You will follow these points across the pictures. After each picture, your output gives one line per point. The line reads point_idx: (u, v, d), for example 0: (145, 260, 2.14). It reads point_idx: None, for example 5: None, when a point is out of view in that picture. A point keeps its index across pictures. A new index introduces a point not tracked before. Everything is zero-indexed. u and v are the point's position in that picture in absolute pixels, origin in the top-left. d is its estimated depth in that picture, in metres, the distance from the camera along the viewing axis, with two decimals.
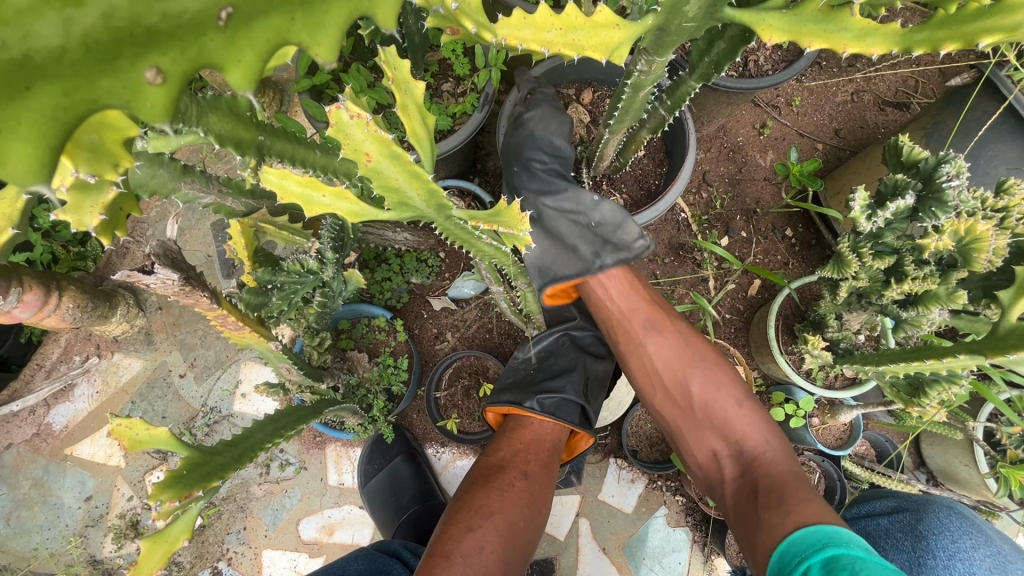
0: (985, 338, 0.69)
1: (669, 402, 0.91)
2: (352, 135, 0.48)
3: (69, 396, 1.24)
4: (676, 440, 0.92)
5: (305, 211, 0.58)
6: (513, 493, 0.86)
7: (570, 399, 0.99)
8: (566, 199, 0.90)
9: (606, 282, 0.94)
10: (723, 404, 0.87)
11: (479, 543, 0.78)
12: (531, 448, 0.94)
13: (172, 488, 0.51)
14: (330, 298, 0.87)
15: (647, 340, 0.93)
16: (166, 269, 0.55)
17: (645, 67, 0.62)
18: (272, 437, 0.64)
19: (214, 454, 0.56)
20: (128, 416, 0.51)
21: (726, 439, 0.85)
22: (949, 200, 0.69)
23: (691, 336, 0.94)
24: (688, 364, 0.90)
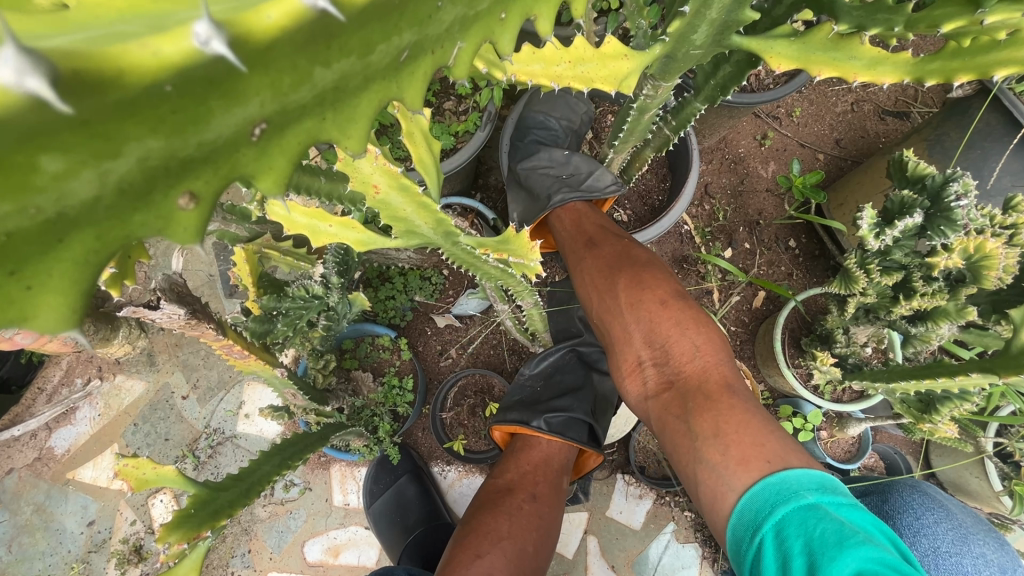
0: (997, 356, 0.68)
1: (601, 307, 0.86)
2: (361, 169, 0.48)
3: (71, 419, 1.23)
4: (609, 350, 0.86)
5: (312, 241, 0.58)
6: (520, 517, 0.86)
7: (578, 419, 0.98)
8: (541, 157, 0.99)
9: (565, 214, 0.96)
10: (647, 306, 0.80)
11: (490, 568, 0.77)
12: (541, 468, 0.93)
13: (179, 529, 0.51)
14: (335, 322, 0.87)
15: (585, 255, 0.90)
16: (172, 304, 0.54)
17: (651, 91, 0.62)
18: (279, 469, 0.64)
19: (222, 490, 0.56)
20: (135, 455, 0.51)
21: (652, 348, 0.78)
22: (958, 219, 0.69)
23: (626, 250, 0.88)
24: (620, 272, 0.85)
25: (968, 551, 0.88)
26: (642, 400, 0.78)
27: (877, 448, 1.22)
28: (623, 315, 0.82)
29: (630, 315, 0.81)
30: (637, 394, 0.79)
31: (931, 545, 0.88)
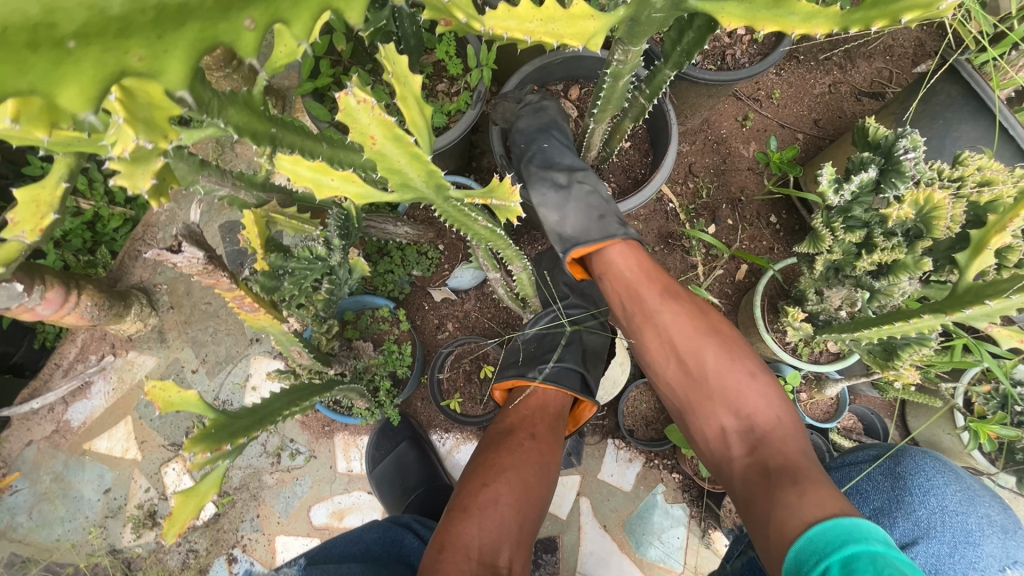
0: (946, 298, 0.74)
1: (675, 367, 0.87)
2: (359, 119, 0.53)
3: (87, 393, 1.29)
4: (684, 412, 0.87)
5: (316, 193, 0.64)
6: (522, 451, 0.92)
7: (570, 369, 1.06)
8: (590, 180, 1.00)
9: (627, 255, 0.93)
10: (735, 378, 0.83)
11: (495, 496, 0.85)
12: (539, 413, 1.00)
13: (203, 441, 0.57)
14: (336, 286, 0.93)
15: (662, 313, 0.88)
16: (192, 248, 0.60)
17: (622, 56, 0.68)
18: (290, 405, 0.70)
19: (239, 416, 0.62)
20: (162, 381, 0.58)
21: (739, 417, 0.80)
22: (906, 170, 0.76)
23: (707, 314, 0.90)
24: (704, 339, 0.86)
25: (974, 510, 0.93)
26: (725, 464, 0.80)
27: (855, 409, 1.28)
28: (708, 380, 0.84)
29: (716, 383, 0.83)
30: (721, 455, 0.81)
31: (938, 504, 0.93)
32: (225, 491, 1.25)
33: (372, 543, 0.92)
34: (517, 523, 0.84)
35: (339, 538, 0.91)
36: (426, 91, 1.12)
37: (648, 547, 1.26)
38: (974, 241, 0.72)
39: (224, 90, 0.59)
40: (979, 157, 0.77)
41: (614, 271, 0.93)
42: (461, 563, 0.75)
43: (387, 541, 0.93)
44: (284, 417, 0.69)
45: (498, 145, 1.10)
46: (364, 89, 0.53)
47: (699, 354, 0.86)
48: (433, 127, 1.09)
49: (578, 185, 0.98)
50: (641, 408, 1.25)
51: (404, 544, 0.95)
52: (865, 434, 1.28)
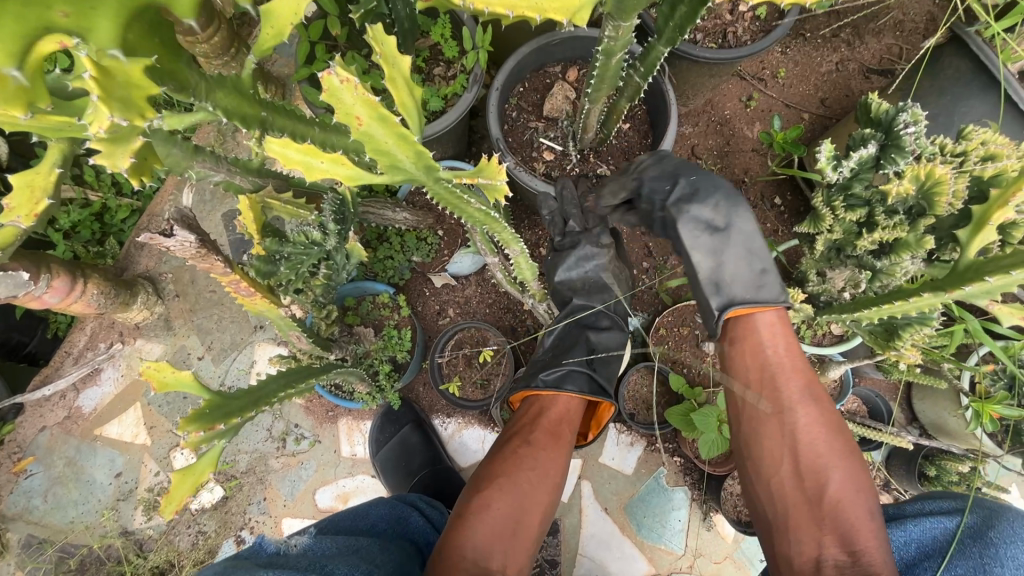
0: (947, 275, 0.73)
1: (793, 482, 0.78)
2: (344, 99, 0.53)
3: (97, 379, 1.32)
4: (775, 526, 0.79)
5: (306, 176, 0.64)
6: (517, 460, 0.93)
7: (575, 370, 1.04)
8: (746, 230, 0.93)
9: (778, 335, 0.88)
10: (852, 514, 0.74)
11: (487, 506, 0.87)
12: (538, 419, 1.00)
13: (196, 421, 0.58)
14: (335, 271, 0.94)
15: (798, 409, 0.81)
16: (184, 232, 0.61)
17: (613, 32, 0.67)
18: (286, 387, 0.71)
19: (234, 397, 0.63)
20: (156, 362, 0.59)
21: (846, 550, 0.72)
22: (906, 145, 0.74)
23: (835, 419, 0.82)
24: (836, 457, 0.78)
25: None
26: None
27: (859, 392, 1.27)
28: (828, 483, 0.76)
29: (831, 499, 0.75)
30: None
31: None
32: (233, 475, 1.28)
33: (378, 519, 0.92)
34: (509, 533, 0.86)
35: (346, 513, 0.92)
36: (422, 75, 1.11)
37: (649, 529, 1.26)
38: (975, 217, 0.70)
39: (212, 72, 0.59)
40: (983, 131, 0.75)
41: (755, 347, 0.88)
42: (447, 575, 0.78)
43: (392, 517, 0.94)
44: (279, 399, 0.70)
45: (496, 129, 1.09)
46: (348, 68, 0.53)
47: (822, 477, 0.77)
48: (430, 111, 1.09)
49: (737, 230, 0.93)
50: (642, 392, 1.25)
51: (410, 522, 0.95)
52: (870, 417, 1.25)
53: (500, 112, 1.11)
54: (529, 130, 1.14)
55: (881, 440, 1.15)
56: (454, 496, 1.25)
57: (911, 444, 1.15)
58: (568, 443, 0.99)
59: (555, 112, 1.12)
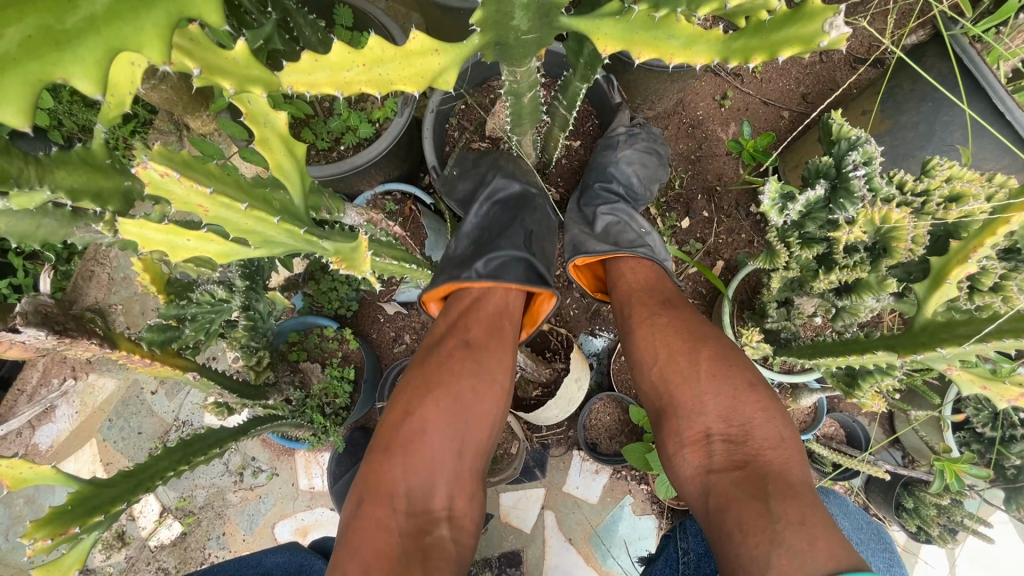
0: (902, 334, 0.65)
1: (669, 370, 0.78)
2: (173, 190, 0.47)
3: (51, 417, 1.30)
4: (664, 413, 0.77)
5: (171, 255, 0.58)
6: (452, 367, 0.80)
7: (512, 258, 0.90)
8: (627, 212, 1.01)
9: (637, 269, 0.94)
10: (734, 383, 0.73)
11: (422, 425, 0.75)
12: (469, 314, 0.86)
13: (49, 525, 0.55)
14: (257, 319, 0.89)
15: (661, 312, 0.85)
16: (33, 328, 0.56)
17: (512, 76, 0.59)
18: (177, 465, 0.68)
19: (108, 486, 0.61)
20: (10, 457, 0.55)
21: (727, 421, 0.71)
22: (855, 190, 0.66)
23: (701, 320, 0.84)
24: (698, 336, 0.80)
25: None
26: (701, 475, 0.69)
27: (835, 416, 1.19)
28: (698, 354, 0.78)
29: (708, 368, 0.75)
30: (695, 467, 0.71)
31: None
32: (190, 510, 1.26)
33: (273, 566, 0.89)
34: (453, 458, 0.75)
35: (234, 562, 0.88)
36: (353, 97, 1.03)
37: (614, 559, 1.22)
38: (934, 270, 0.62)
39: (51, 152, 0.53)
40: (949, 166, 0.66)
41: (618, 280, 0.95)
42: (386, 519, 0.68)
43: (292, 566, 0.89)
44: (167, 478, 0.67)
45: (432, 155, 1.02)
46: (172, 157, 0.47)
47: (695, 357, 0.78)
48: (361, 138, 1.01)
49: (616, 206, 1.01)
50: (604, 420, 1.19)
51: (312, 570, 0.89)
52: (846, 443, 1.20)
53: (438, 134, 1.03)
54: (471, 152, 1.07)
55: (857, 470, 1.08)
56: None
57: (888, 473, 1.07)
58: (510, 339, 0.87)
59: (497, 132, 1.04)
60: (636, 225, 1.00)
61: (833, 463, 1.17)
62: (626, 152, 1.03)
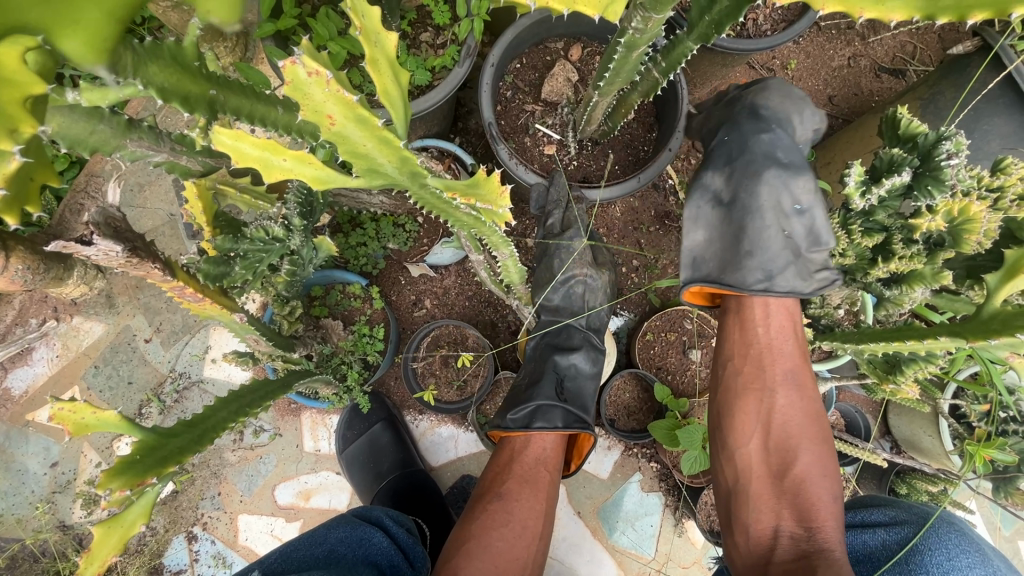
0: (968, 322, 0.68)
1: (762, 458, 0.76)
2: (312, 94, 0.42)
3: (27, 359, 1.18)
4: (735, 496, 0.77)
5: (264, 175, 0.52)
6: (488, 517, 0.84)
7: (546, 406, 0.94)
8: (773, 192, 0.78)
9: (773, 312, 0.81)
10: (816, 490, 0.73)
11: (477, 533, 0.82)
12: (510, 466, 0.91)
13: (122, 475, 0.48)
14: (299, 266, 0.82)
15: (779, 391, 0.77)
16: (108, 240, 0.49)
17: (640, 24, 0.57)
18: (237, 416, 0.61)
19: (173, 436, 0.53)
20: (72, 399, 0.48)
21: (802, 524, 0.71)
22: (946, 178, 0.68)
23: (815, 405, 0.79)
24: (807, 436, 0.76)
25: None
26: (762, 564, 0.71)
27: (840, 406, 1.25)
28: (791, 450, 0.75)
29: (801, 470, 0.74)
30: (755, 555, 0.72)
31: None
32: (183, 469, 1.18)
33: (337, 544, 0.89)
34: (509, 551, 0.81)
35: (301, 541, 0.89)
36: (408, 42, 0.98)
37: (620, 533, 1.24)
38: (1007, 262, 0.65)
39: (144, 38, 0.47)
40: (1023, 166, 0.69)
41: (746, 324, 0.82)
42: None
43: (352, 541, 0.90)
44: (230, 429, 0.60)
45: (489, 110, 0.97)
46: (318, 56, 0.41)
47: (790, 453, 0.75)
48: (415, 86, 0.96)
49: (761, 192, 0.78)
50: (624, 398, 1.19)
51: (372, 543, 0.92)
52: (846, 431, 1.26)
53: (494, 91, 0.99)
54: (524, 114, 1.03)
55: (858, 457, 1.14)
56: (430, 497, 1.18)
57: (886, 461, 1.14)
58: (550, 486, 0.90)
59: (554, 95, 1.00)
60: (784, 213, 0.79)
61: (835, 450, 1.22)
62: (772, 99, 0.84)
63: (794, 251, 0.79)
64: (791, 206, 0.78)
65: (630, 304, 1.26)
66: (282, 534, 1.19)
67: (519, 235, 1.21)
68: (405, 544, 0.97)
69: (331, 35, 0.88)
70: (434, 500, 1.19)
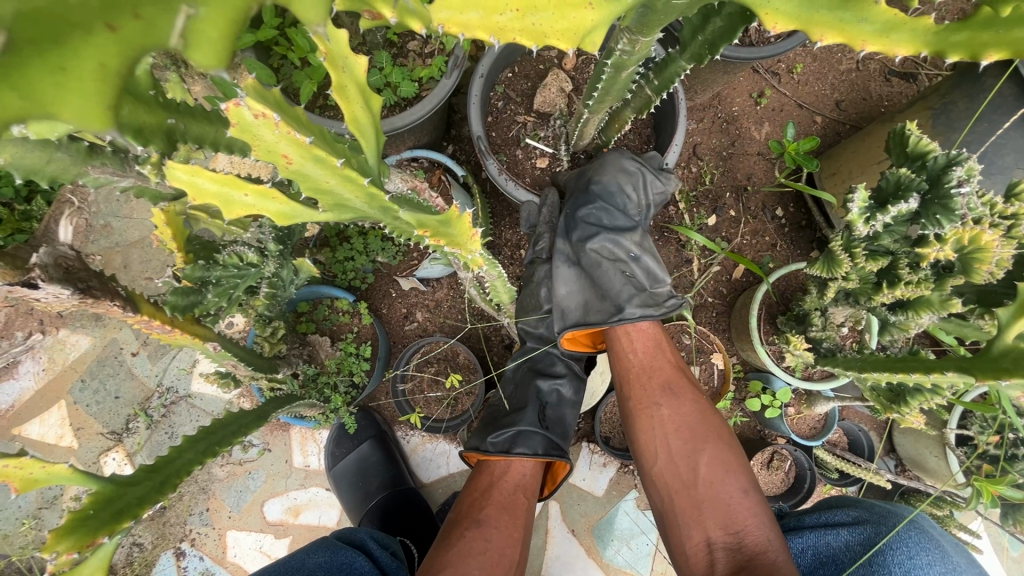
0: (976, 358, 0.64)
1: (670, 472, 0.76)
2: (262, 136, 0.39)
3: (14, 373, 1.17)
4: (665, 517, 0.75)
5: (225, 212, 0.50)
6: (464, 545, 0.79)
7: (527, 432, 0.92)
8: (605, 247, 0.86)
9: (635, 338, 0.87)
10: (728, 489, 0.72)
11: (452, 561, 0.76)
12: (490, 492, 0.87)
13: (72, 534, 0.45)
14: (279, 288, 0.79)
15: (662, 402, 0.81)
16: (55, 285, 0.47)
17: (627, 46, 0.53)
18: (203, 457, 0.58)
19: (131, 485, 0.50)
20: (18, 455, 0.46)
21: (729, 530, 0.69)
22: (956, 207, 0.64)
23: (704, 408, 0.81)
24: (704, 439, 0.77)
25: None
26: None
27: (843, 424, 1.21)
28: (689, 455, 0.76)
29: (707, 472, 0.73)
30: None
31: None
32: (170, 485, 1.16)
33: (315, 569, 0.86)
34: None
35: (278, 566, 0.87)
36: (394, 51, 0.95)
37: (615, 552, 1.22)
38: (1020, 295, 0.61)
39: None
40: None
41: (619, 355, 0.87)
42: None
43: (332, 566, 0.87)
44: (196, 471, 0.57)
45: (478, 123, 0.93)
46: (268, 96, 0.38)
47: (693, 461, 0.75)
48: (401, 98, 0.93)
49: (593, 252, 0.87)
50: (619, 415, 1.16)
51: (354, 568, 0.89)
52: (849, 450, 1.22)
53: (484, 103, 0.95)
54: (515, 126, 0.99)
55: (860, 478, 1.10)
56: (419, 515, 1.16)
57: (890, 483, 1.10)
58: (529, 513, 0.87)
59: (547, 106, 0.96)
60: (620, 261, 0.86)
61: (838, 470, 1.18)
62: (608, 171, 0.89)
63: (636, 287, 0.86)
64: (623, 255, 0.86)
65: None
66: (271, 551, 1.17)
67: (512, 247, 1.17)
68: (388, 566, 0.94)
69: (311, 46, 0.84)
70: (425, 519, 1.16)
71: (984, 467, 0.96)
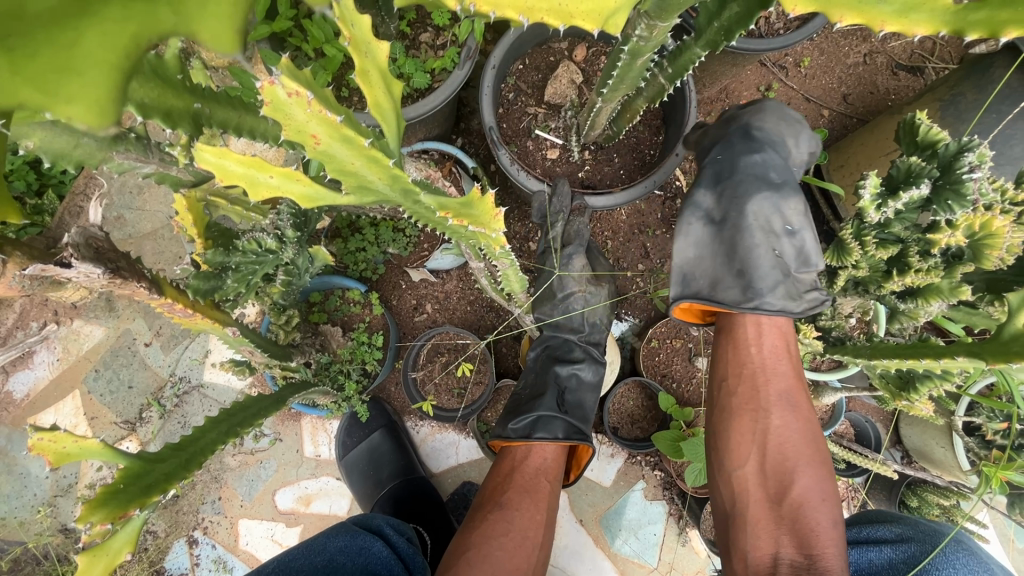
0: (987, 342, 0.64)
1: (759, 482, 0.74)
2: (293, 115, 0.40)
3: (28, 362, 1.19)
4: (733, 521, 0.75)
5: (251, 194, 0.50)
6: (488, 526, 0.82)
7: (548, 417, 0.93)
8: (759, 211, 0.81)
9: (766, 330, 0.80)
10: (814, 515, 0.70)
11: (476, 543, 0.80)
12: (511, 476, 0.89)
13: (105, 506, 0.47)
14: (295, 276, 0.80)
15: (773, 411, 0.76)
16: (87, 263, 0.48)
17: (645, 32, 0.54)
18: (228, 437, 0.59)
19: (159, 461, 0.52)
20: (53, 429, 0.47)
21: (803, 552, 0.67)
22: (968, 193, 0.65)
23: (813, 423, 0.76)
24: (805, 458, 0.73)
25: None
26: None
27: (849, 416, 1.22)
28: (785, 470, 0.73)
29: (798, 494, 0.71)
30: None
31: None
32: None
33: (337, 553, 0.88)
34: (509, 561, 0.79)
35: (300, 551, 0.87)
36: (407, 43, 0.96)
37: (623, 542, 1.23)
38: None
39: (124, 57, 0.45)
40: None
41: (738, 342, 0.81)
42: None
43: (352, 550, 0.89)
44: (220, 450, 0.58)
45: (490, 114, 0.94)
46: (299, 75, 0.39)
47: (788, 476, 0.72)
48: (413, 89, 0.94)
49: (749, 215, 0.81)
50: (627, 405, 1.17)
51: (372, 553, 0.90)
52: (856, 441, 1.23)
53: (495, 94, 0.96)
54: (526, 117, 1.01)
55: (867, 468, 1.11)
56: (430, 503, 1.17)
57: (897, 473, 1.11)
58: (552, 496, 0.88)
59: (558, 98, 0.97)
60: (770, 233, 0.80)
61: (844, 461, 1.19)
62: (768, 121, 0.87)
63: (782, 271, 0.80)
64: (779, 228, 0.80)
65: (635, 309, 1.23)
66: (282, 539, 1.18)
67: (521, 238, 1.18)
68: (405, 553, 0.95)
69: (326, 37, 0.86)
70: (436, 508, 1.17)
71: (992, 456, 0.97)
